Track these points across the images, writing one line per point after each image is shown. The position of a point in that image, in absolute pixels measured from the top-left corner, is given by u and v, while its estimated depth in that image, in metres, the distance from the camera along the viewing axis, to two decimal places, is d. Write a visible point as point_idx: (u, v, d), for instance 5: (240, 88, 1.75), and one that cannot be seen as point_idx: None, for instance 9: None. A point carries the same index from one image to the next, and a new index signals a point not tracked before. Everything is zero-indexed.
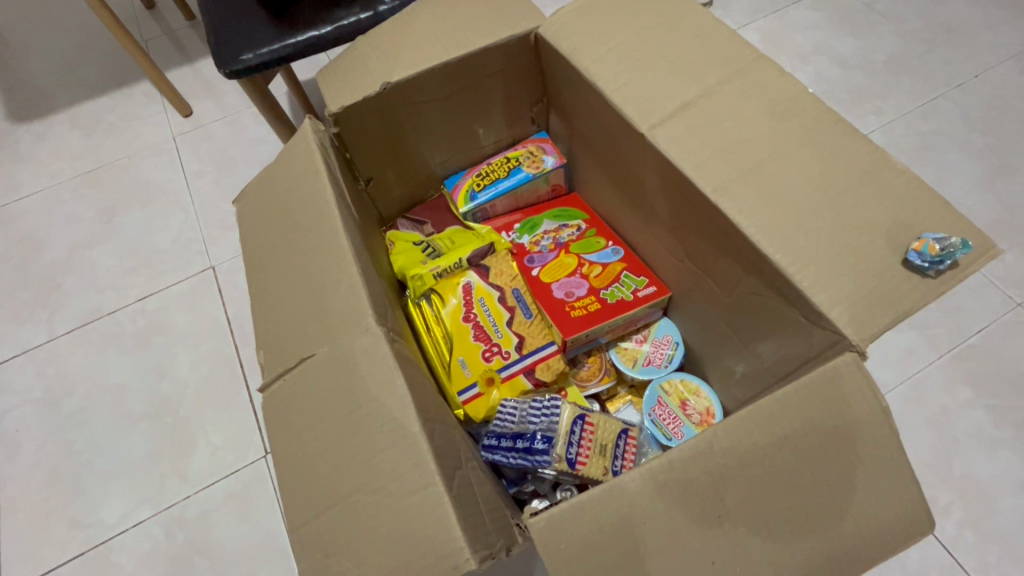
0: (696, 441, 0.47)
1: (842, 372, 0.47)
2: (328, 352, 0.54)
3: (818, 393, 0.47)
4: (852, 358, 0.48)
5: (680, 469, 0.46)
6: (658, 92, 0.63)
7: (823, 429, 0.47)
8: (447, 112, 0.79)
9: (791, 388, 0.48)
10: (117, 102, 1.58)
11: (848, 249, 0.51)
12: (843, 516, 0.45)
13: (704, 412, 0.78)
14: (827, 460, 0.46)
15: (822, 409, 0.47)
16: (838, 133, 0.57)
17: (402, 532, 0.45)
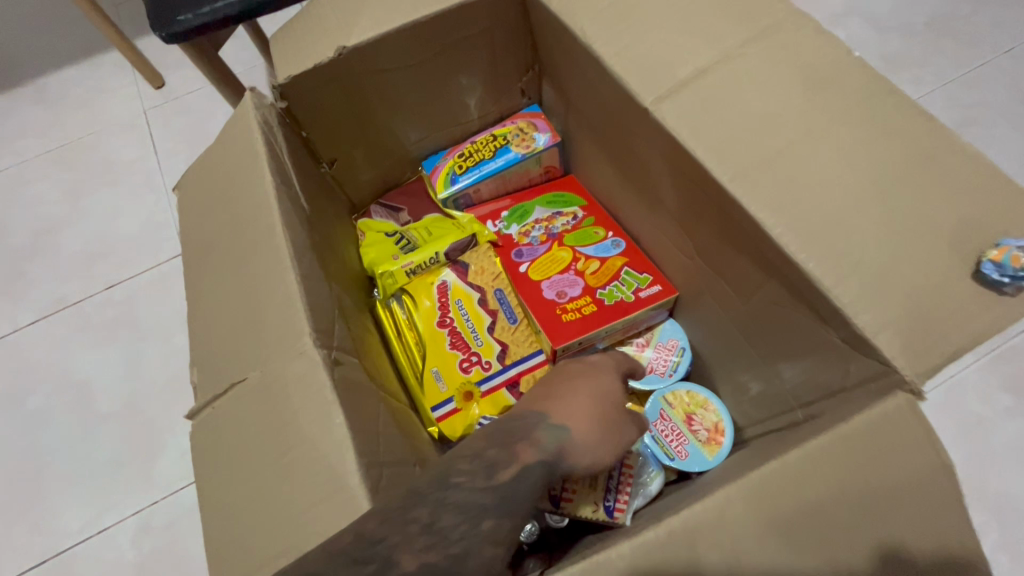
0: (704, 506, 0.38)
1: (895, 421, 0.38)
2: (258, 378, 0.44)
3: (860, 443, 0.38)
4: (904, 401, 0.38)
5: (681, 544, 0.37)
6: (665, 55, 0.52)
7: (866, 492, 0.37)
8: (421, 83, 0.68)
9: (826, 440, 0.38)
10: (87, 73, 1.47)
11: (902, 256, 0.41)
12: None
13: (711, 430, 0.67)
14: (867, 529, 0.37)
15: (866, 467, 0.37)
16: (889, 107, 0.46)
17: None
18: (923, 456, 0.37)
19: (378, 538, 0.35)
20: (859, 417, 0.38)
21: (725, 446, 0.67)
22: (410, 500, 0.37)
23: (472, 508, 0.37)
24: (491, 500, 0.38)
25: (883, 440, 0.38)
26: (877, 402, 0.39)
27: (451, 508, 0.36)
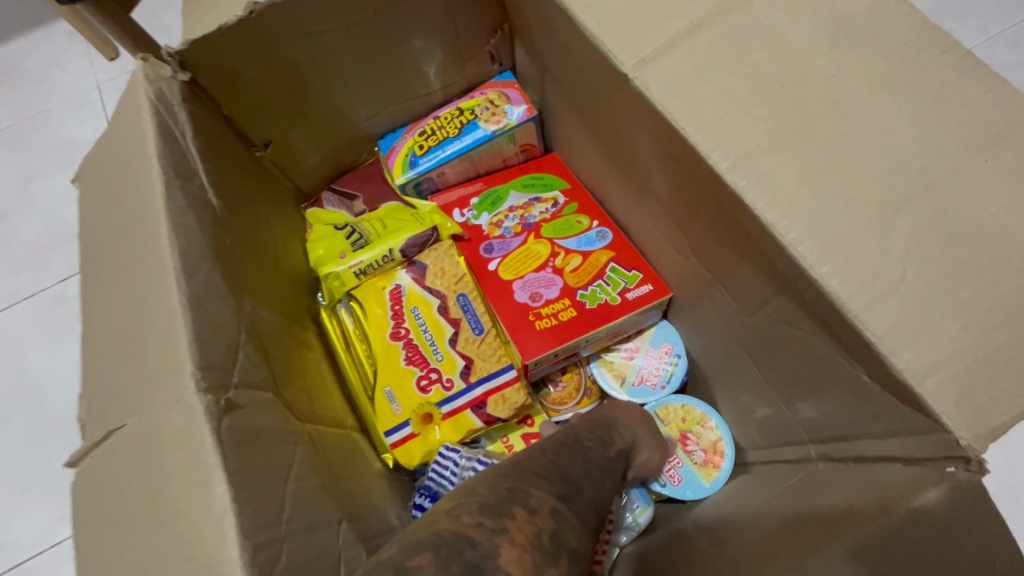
0: None
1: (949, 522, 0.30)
2: (133, 428, 0.35)
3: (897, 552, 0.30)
4: (965, 483, 0.30)
5: None
6: (651, 4, 0.41)
7: None
8: (367, 48, 0.57)
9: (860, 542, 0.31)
10: (36, 44, 1.35)
11: (955, 277, 0.31)
12: None
13: (709, 450, 0.58)
14: None
15: None
16: (943, 70, 0.35)
17: None
18: None
19: (564, 466, 0.40)
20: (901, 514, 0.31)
21: (723, 470, 0.58)
22: (563, 447, 0.43)
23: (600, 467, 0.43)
24: (607, 473, 0.44)
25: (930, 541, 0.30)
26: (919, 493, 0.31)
27: (594, 463, 0.43)
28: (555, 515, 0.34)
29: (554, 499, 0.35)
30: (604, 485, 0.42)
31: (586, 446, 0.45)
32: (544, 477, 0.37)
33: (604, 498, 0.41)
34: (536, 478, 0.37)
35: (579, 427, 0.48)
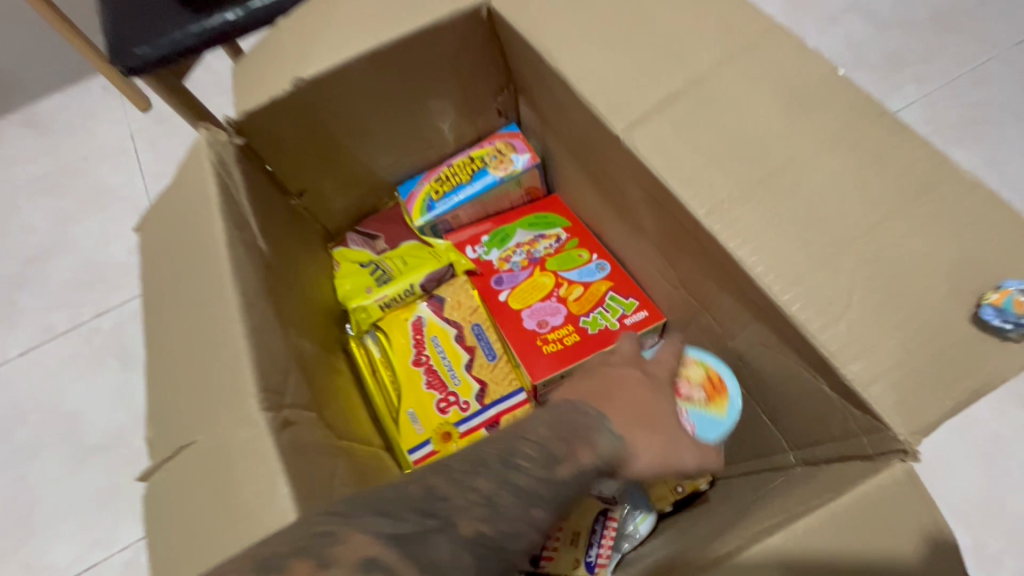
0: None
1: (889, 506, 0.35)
2: (204, 443, 0.42)
3: (856, 529, 0.35)
4: (902, 471, 0.35)
5: None
6: (638, 79, 0.49)
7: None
8: (390, 109, 0.65)
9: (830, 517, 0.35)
10: (75, 97, 1.47)
11: (893, 301, 0.37)
12: None
13: (706, 385, 0.52)
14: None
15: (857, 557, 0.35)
16: (880, 130, 0.42)
17: None
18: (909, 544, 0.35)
19: (440, 497, 0.33)
20: (852, 493, 0.35)
21: (730, 397, 0.52)
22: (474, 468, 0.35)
23: (530, 493, 0.35)
24: (563, 489, 0.37)
25: (873, 519, 0.35)
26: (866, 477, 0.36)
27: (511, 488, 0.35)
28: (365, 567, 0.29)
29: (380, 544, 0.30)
30: (519, 512, 0.34)
31: (516, 461, 0.36)
32: (389, 513, 0.31)
33: (511, 528, 0.34)
34: (368, 516, 0.31)
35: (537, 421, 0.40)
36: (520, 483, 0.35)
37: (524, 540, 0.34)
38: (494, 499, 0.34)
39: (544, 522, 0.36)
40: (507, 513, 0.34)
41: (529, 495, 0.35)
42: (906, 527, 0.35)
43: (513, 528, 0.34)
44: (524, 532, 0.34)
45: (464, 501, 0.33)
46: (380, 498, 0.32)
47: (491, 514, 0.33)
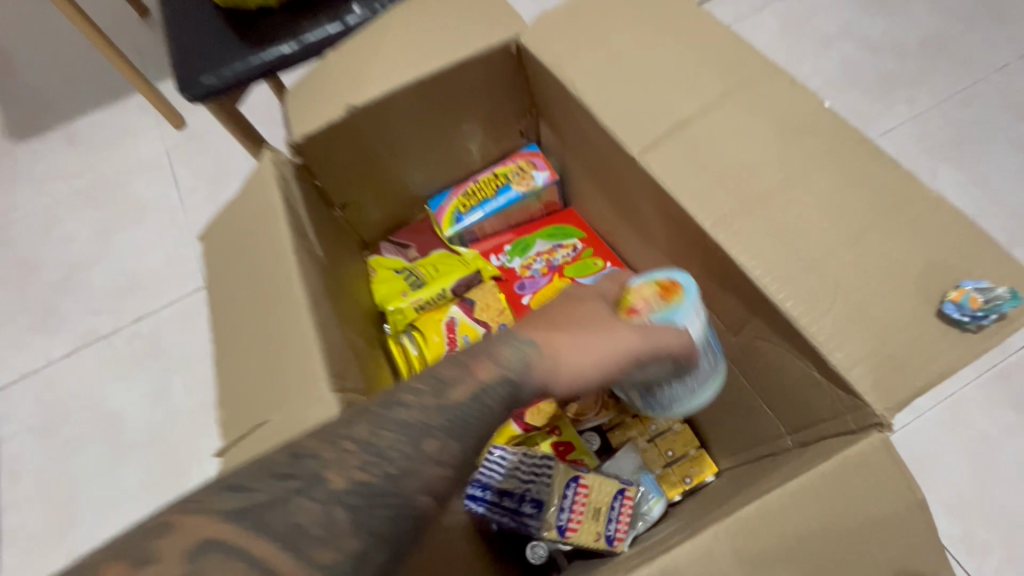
0: (695, 545, 0.39)
1: (873, 466, 0.40)
2: (280, 421, 0.48)
3: (843, 487, 0.40)
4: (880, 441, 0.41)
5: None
6: (651, 109, 0.56)
7: (852, 534, 0.40)
8: (426, 132, 0.73)
9: (819, 475, 0.40)
10: (112, 115, 1.56)
11: (872, 299, 0.44)
12: None
13: (656, 289, 0.51)
14: (835, 540, 0.40)
15: (846, 512, 0.40)
16: (861, 154, 0.49)
17: None
18: (895, 503, 0.40)
19: (308, 453, 0.36)
20: (837, 457, 0.41)
21: (682, 286, 0.52)
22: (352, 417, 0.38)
23: (415, 425, 0.37)
24: (455, 417, 0.38)
25: (859, 478, 0.40)
26: (855, 444, 0.41)
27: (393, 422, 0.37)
28: (201, 548, 0.32)
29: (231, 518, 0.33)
30: (403, 446, 0.36)
31: (397, 403, 0.38)
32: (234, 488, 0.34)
33: (393, 465, 0.36)
34: (221, 493, 0.34)
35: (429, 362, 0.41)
36: (399, 425, 0.37)
37: (412, 483, 0.36)
38: (370, 445, 0.36)
39: (442, 453, 0.37)
40: (388, 456, 0.36)
41: (403, 437, 0.36)
42: (890, 487, 0.40)
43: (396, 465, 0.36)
44: (411, 470, 0.36)
45: (338, 456, 0.35)
46: (238, 474, 0.35)
47: (367, 462, 0.35)
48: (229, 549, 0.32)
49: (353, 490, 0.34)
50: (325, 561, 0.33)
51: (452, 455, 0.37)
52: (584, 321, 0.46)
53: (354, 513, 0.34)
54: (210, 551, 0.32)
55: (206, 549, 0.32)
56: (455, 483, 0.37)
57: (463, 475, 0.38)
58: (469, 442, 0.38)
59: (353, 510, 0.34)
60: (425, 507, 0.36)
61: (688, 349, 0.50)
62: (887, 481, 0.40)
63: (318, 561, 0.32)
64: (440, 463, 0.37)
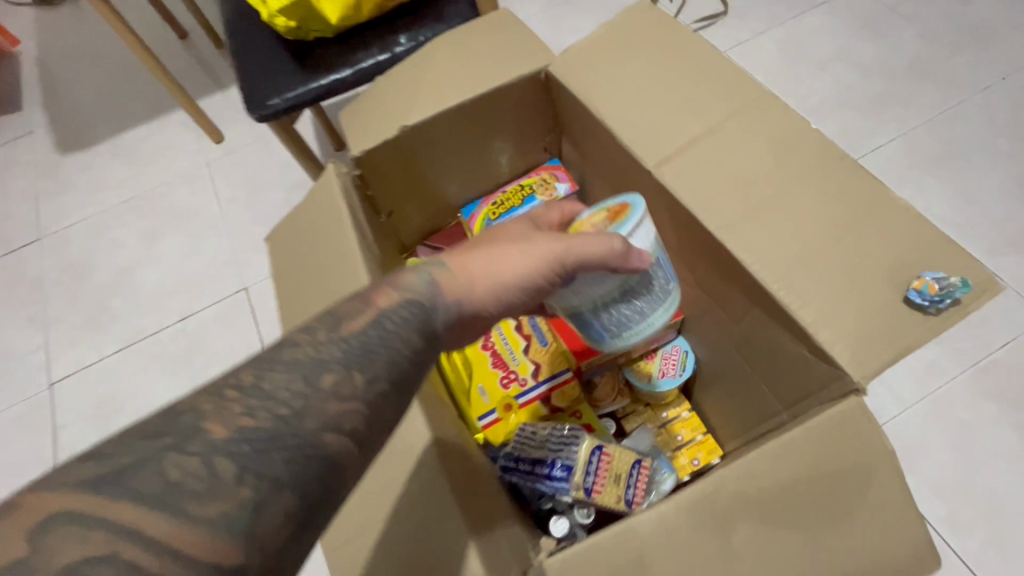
0: (702, 484, 0.48)
1: (853, 421, 0.49)
2: None
3: (827, 438, 0.49)
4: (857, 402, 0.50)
5: (666, 521, 0.47)
6: (664, 130, 0.66)
7: (838, 478, 0.48)
8: (464, 148, 0.83)
9: (806, 429, 0.49)
10: (156, 130, 1.68)
11: (850, 288, 0.53)
12: (838, 534, 0.47)
13: (607, 213, 0.59)
14: (824, 483, 0.48)
15: (833, 460, 0.48)
16: (842, 168, 0.59)
17: (422, 551, 0.51)
18: (876, 453, 0.48)
19: (184, 411, 0.36)
20: (822, 415, 0.49)
21: (630, 204, 0.59)
22: (241, 368, 0.39)
23: (308, 364, 0.40)
24: (351, 352, 0.41)
25: (841, 431, 0.49)
26: (838, 405, 0.50)
27: (282, 370, 0.39)
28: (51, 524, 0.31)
29: (88, 489, 0.32)
30: (290, 388, 0.38)
31: (293, 344, 0.41)
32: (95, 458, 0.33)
33: (278, 406, 0.37)
34: (84, 463, 0.33)
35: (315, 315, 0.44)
36: (292, 364, 0.39)
37: (309, 421, 0.37)
38: (249, 395, 0.37)
39: (341, 386, 0.39)
40: (278, 398, 0.37)
41: (289, 377, 0.39)
42: (869, 439, 0.48)
43: (281, 407, 0.37)
44: (308, 409, 0.37)
45: (217, 409, 0.36)
46: (104, 444, 0.34)
47: (253, 407, 0.36)
48: (92, 518, 0.31)
49: (231, 438, 0.35)
50: (207, 514, 0.33)
51: (350, 392, 0.39)
52: (509, 242, 0.54)
53: (243, 460, 0.35)
54: (63, 521, 0.31)
55: (59, 519, 0.31)
56: (365, 417, 0.39)
57: (370, 408, 0.40)
58: (369, 377, 0.41)
59: (239, 456, 0.35)
60: (329, 444, 0.37)
61: (621, 260, 0.54)
62: (866, 434, 0.48)
63: (199, 514, 0.32)
64: (346, 399, 0.39)
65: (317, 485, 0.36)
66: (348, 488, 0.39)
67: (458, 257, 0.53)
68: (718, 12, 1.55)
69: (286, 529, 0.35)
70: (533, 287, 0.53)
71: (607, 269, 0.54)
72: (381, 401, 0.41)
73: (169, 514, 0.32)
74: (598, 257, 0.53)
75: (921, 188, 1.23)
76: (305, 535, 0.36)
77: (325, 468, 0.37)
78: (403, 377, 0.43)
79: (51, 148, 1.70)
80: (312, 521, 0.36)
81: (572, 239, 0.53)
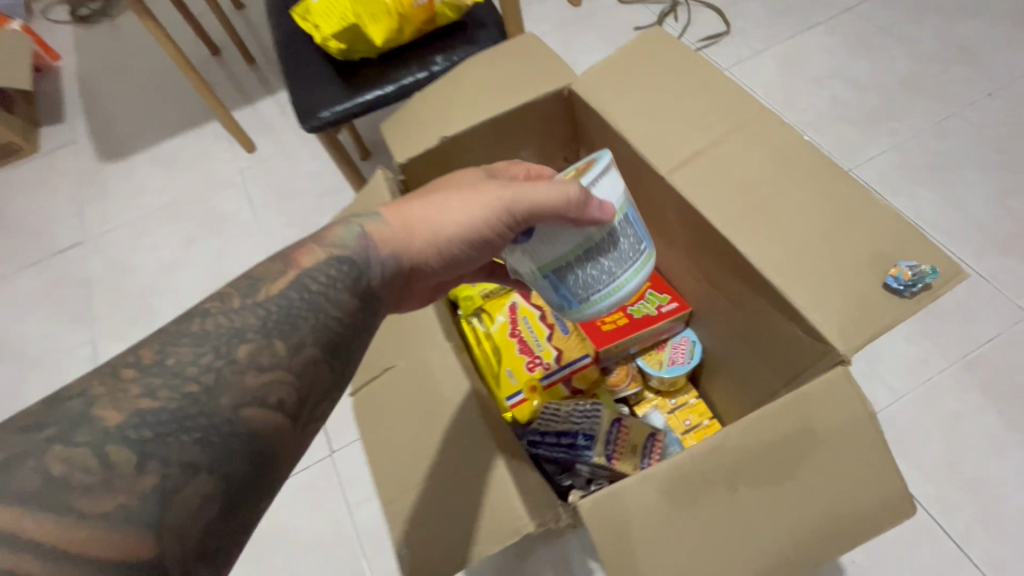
0: (710, 440, 0.56)
1: (842, 384, 0.57)
2: (407, 364, 0.68)
3: (818, 399, 0.57)
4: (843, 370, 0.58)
5: (681, 469, 0.55)
6: (675, 141, 0.75)
7: (828, 433, 0.56)
8: (494, 156, 0.92)
9: (801, 391, 0.57)
10: (191, 140, 1.79)
11: (837, 276, 0.62)
12: (826, 482, 0.56)
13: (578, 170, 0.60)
14: (816, 437, 0.56)
15: (824, 417, 0.56)
16: (830, 174, 0.68)
17: (471, 500, 0.59)
18: (861, 412, 0.56)
19: (69, 400, 0.39)
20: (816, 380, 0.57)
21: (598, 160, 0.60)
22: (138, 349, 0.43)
23: (218, 338, 0.45)
24: (268, 320, 0.47)
25: (830, 394, 0.57)
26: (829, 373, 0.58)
27: (182, 350, 0.43)
28: None
29: None
30: (197, 365, 0.43)
31: (205, 317, 0.46)
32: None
33: (185, 386, 0.42)
34: None
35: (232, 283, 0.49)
36: (199, 339, 0.44)
37: (224, 399, 0.42)
38: (148, 374, 0.41)
39: (259, 357, 0.45)
40: (185, 374, 0.42)
41: (199, 352, 0.43)
42: (855, 400, 0.56)
43: (186, 389, 0.42)
44: (223, 385, 0.43)
45: (112, 393, 0.40)
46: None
47: (153, 388, 0.41)
48: None
49: (129, 422, 0.39)
50: (105, 503, 0.36)
51: (270, 361, 0.45)
52: (465, 189, 0.60)
53: (142, 445, 0.38)
54: None
55: None
56: (286, 387, 0.45)
57: (291, 375, 0.46)
58: (290, 345, 0.47)
59: (137, 442, 0.38)
60: (247, 417, 0.43)
61: (577, 210, 0.55)
62: (852, 395, 0.56)
63: (99, 502, 0.36)
64: (264, 371, 0.45)
65: (237, 463, 0.41)
66: (275, 461, 0.44)
67: (404, 205, 0.59)
68: (721, 31, 1.65)
69: (203, 506, 0.39)
70: (476, 232, 0.58)
71: (562, 220, 0.55)
72: (303, 368, 0.47)
73: (59, 511, 0.35)
74: (548, 203, 0.54)
75: (912, 196, 1.31)
76: (222, 510, 0.40)
77: (246, 443, 0.42)
78: (333, 340, 0.49)
79: (93, 157, 1.81)
80: (240, 500, 0.41)
81: (509, 195, 0.57)
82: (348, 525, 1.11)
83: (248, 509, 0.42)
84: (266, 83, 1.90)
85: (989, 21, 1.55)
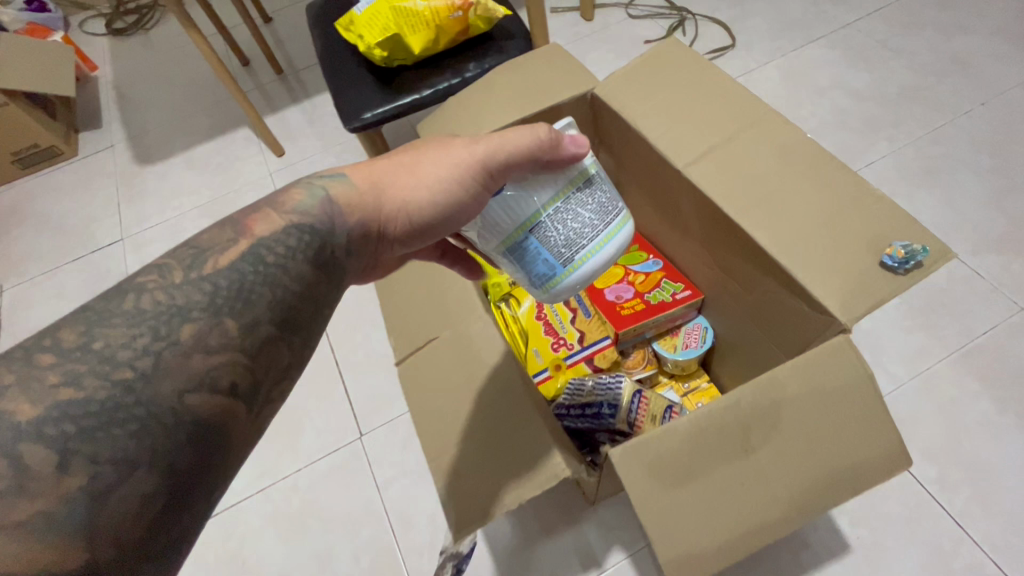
0: (726, 397, 0.63)
1: (844, 350, 0.63)
2: (452, 334, 0.75)
3: (824, 363, 0.63)
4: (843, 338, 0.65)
5: (699, 422, 0.62)
6: (690, 138, 0.83)
7: (833, 392, 0.63)
8: None
9: (808, 355, 0.63)
10: (223, 144, 1.88)
11: (838, 256, 0.69)
12: (830, 434, 0.62)
13: None
14: (822, 395, 0.63)
15: (828, 378, 0.63)
16: (830, 167, 0.75)
17: (510, 451, 0.66)
18: (862, 373, 0.63)
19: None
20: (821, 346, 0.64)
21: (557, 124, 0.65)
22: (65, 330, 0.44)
23: (155, 318, 0.46)
24: (213, 299, 0.48)
25: (834, 357, 0.63)
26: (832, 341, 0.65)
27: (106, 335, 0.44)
28: None
29: None
30: (128, 352, 0.44)
31: (142, 295, 0.46)
32: None
33: (115, 377, 0.43)
34: None
35: (172, 255, 0.50)
36: (131, 319, 0.45)
37: (164, 385, 0.44)
38: (70, 361, 0.42)
39: (204, 341, 0.46)
40: (117, 359, 0.43)
41: (132, 335, 0.44)
42: (856, 363, 0.63)
43: (116, 380, 0.42)
44: (163, 370, 0.44)
45: (27, 383, 0.41)
46: None
47: (75, 378, 0.42)
48: None
49: (49, 417, 0.40)
50: (29, 503, 0.38)
51: (217, 343, 0.47)
52: (433, 153, 0.63)
53: (65, 441, 0.40)
54: None
55: None
56: (235, 369, 0.47)
57: (239, 357, 0.47)
58: (242, 325, 0.48)
59: (60, 438, 0.40)
60: (192, 405, 0.44)
61: (549, 150, 0.61)
62: (854, 359, 0.63)
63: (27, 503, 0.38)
64: (212, 354, 0.46)
65: (180, 451, 0.43)
66: (222, 445, 0.46)
67: (371, 175, 0.62)
68: (727, 44, 1.75)
69: (143, 500, 0.41)
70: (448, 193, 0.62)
71: (536, 161, 0.61)
72: (252, 349, 0.49)
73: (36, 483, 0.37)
74: (520, 151, 0.60)
75: (911, 198, 1.39)
76: (165, 501, 0.42)
77: (188, 433, 0.44)
78: (286, 314, 0.51)
79: (130, 160, 1.91)
80: (184, 495, 0.43)
81: (479, 153, 0.61)
82: (378, 503, 1.17)
83: (190, 502, 0.44)
84: (294, 92, 2.00)
85: (983, 36, 1.64)
